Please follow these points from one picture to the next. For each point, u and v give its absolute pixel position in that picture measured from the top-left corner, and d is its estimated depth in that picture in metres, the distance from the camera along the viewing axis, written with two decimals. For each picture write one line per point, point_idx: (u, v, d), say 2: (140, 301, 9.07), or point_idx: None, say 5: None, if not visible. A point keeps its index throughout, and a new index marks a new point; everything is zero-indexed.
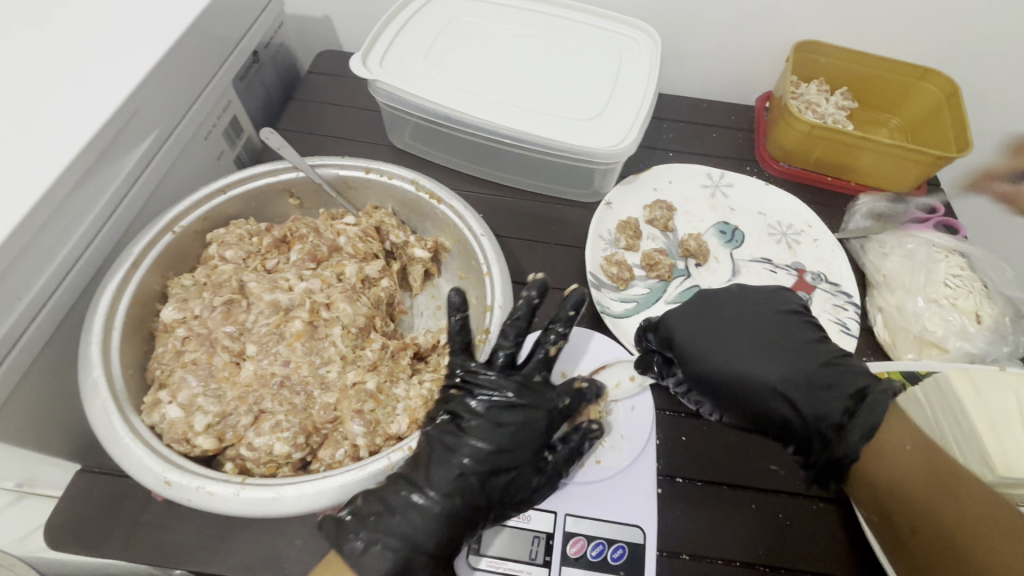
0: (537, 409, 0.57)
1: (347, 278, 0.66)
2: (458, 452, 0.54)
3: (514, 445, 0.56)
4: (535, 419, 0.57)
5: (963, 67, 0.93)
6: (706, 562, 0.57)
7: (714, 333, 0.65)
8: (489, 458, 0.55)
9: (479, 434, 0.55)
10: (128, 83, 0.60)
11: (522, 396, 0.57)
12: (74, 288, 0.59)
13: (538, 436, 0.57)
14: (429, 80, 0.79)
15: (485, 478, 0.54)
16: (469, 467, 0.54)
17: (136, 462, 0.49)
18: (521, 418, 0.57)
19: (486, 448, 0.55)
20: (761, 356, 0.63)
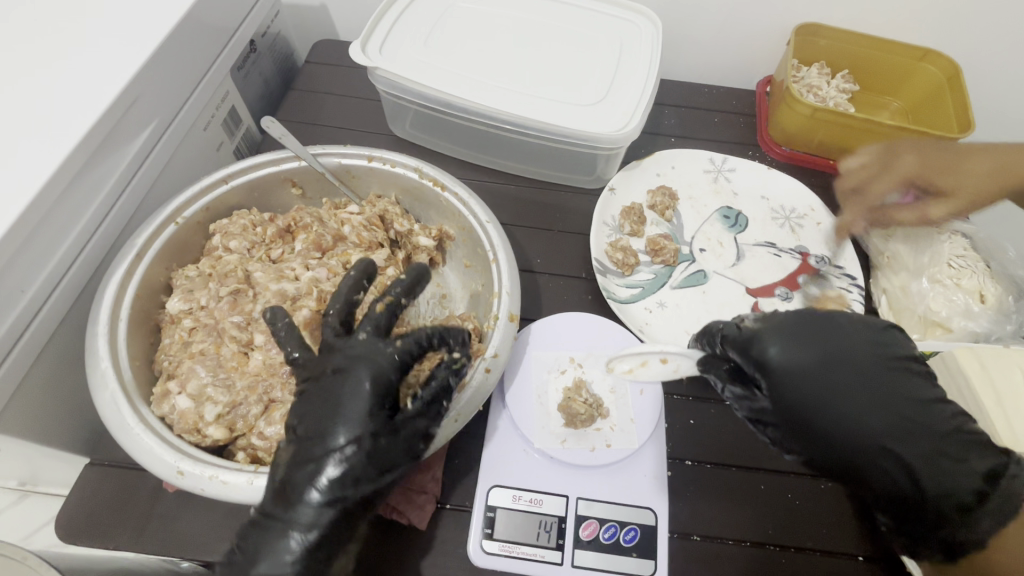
0: (357, 373, 0.50)
1: (353, 267, 0.65)
2: (317, 462, 0.47)
3: (352, 426, 0.48)
4: (362, 385, 0.49)
5: (965, 48, 0.93)
6: (717, 542, 0.58)
7: (829, 362, 0.49)
8: (347, 451, 0.47)
9: (318, 434, 0.48)
10: (127, 73, 0.59)
11: (342, 365, 0.51)
12: (78, 281, 0.58)
13: (374, 404, 0.49)
14: (431, 67, 0.78)
15: (353, 473, 0.47)
16: (330, 469, 0.47)
17: (148, 453, 0.49)
18: (356, 395, 0.49)
19: (337, 443, 0.48)
20: (871, 392, 0.49)
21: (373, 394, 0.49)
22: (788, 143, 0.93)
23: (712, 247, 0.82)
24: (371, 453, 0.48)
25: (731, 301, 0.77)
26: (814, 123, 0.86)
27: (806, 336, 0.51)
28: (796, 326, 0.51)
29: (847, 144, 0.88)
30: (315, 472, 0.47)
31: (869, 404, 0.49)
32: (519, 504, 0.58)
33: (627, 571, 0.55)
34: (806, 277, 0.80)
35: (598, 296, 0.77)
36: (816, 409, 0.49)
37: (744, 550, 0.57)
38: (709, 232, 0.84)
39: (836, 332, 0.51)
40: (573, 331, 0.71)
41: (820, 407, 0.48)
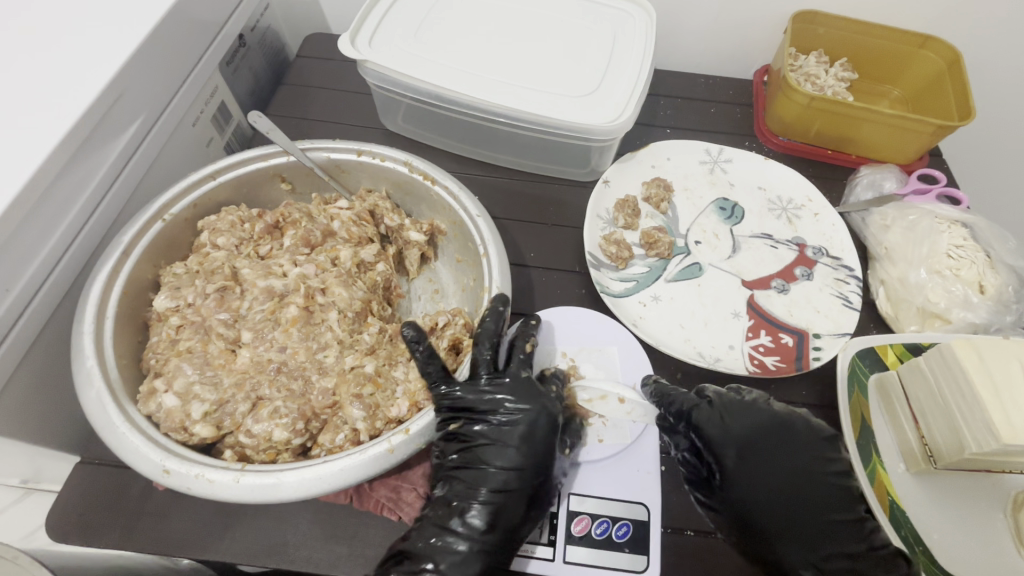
0: (531, 407, 0.56)
1: (342, 263, 0.65)
2: (481, 487, 0.53)
3: (516, 458, 0.54)
4: (540, 418, 0.56)
5: (966, 35, 0.91)
6: (711, 537, 0.57)
7: (755, 454, 0.57)
8: (510, 481, 0.53)
9: (483, 462, 0.54)
10: (110, 68, 0.58)
11: (513, 401, 0.56)
12: (64, 280, 0.58)
13: (545, 435, 0.55)
14: (421, 60, 0.77)
15: (507, 502, 0.52)
16: (490, 497, 0.53)
17: (134, 452, 0.48)
18: (525, 425, 0.55)
19: (498, 470, 0.54)
20: (781, 480, 0.56)
21: (541, 428, 0.55)
22: (785, 134, 0.91)
23: (707, 240, 0.81)
24: (528, 481, 0.53)
25: (726, 294, 0.76)
26: (811, 113, 0.85)
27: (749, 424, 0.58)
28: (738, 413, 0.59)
29: (845, 134, 0.86)
30: (480, 499, 0.53)
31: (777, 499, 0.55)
32: None
33: (620, 567, 0.54)
34: (803, 269, 0.78)
35: (592, 290, 0.76)
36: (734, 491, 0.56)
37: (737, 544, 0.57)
38: (705, 225, 0.83)
39: (766, 419, 0.58)
40: (567, 326, 0.70)
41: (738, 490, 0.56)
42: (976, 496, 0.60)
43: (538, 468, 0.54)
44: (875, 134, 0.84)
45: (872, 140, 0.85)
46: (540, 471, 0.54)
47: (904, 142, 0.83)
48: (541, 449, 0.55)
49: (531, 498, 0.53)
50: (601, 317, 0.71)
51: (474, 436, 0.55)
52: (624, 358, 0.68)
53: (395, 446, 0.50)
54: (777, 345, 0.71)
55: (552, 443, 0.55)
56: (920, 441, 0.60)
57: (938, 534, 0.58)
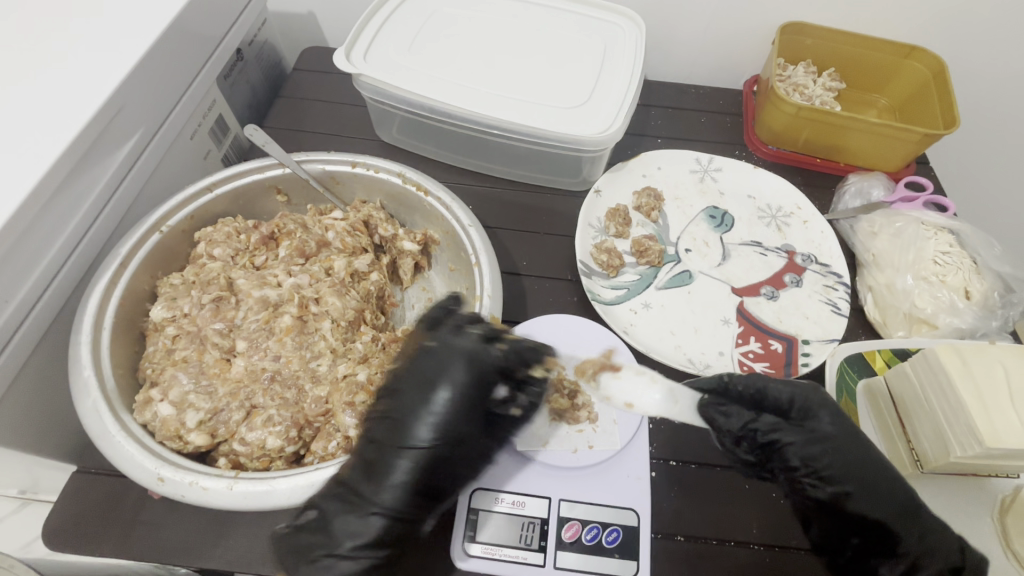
0: (451, 359, 0.56)
1: (336, 273, 0.66)
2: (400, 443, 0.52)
3: (443, 410, 0.54)
4: (460, 367, 0.55)
5: (950, 46, 0.93)
6: (701, 542, 0.58)
7: (858, 442, 0.55)
8: (431, 435, 0.53)
9: (407, 418, 0.54)
10: (111, 83, 0.60)
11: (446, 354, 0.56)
12: (63, 291, 0.59)
13: (461, 384, 0.55)
14: (415, 73, 0.78)
15: (433, 458, 0.52)
16: (405, 454, 0.52)
17: (129, 460, 0.49)
18: (454, 377, 0.55)
19: (418, 424, 0.53)
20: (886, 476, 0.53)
21: (472, 378, 0.55)
22: (774, 143, 0.93)
23: (698, 248, 0.82)
24: (452, 428, 0.53)
25: (716, 301, 0.77)
26: (799, 122, 0.87)
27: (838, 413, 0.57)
28: (828, 402, 0.57)
29: (832, 142, 0.88)
30: (402, 456, 0.52)
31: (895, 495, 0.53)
32: (501, 507, 0.58)
33: (610, 572, 0.55)
34: (791, 276, 0.79)
35: (584, 298, 0.77)
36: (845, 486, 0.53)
37: (726, 548, 0.57)
38: (695, 233, 0.84)
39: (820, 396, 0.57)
40: (559, 332, 0.71)
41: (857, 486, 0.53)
42: (964, 500, 0.61)
43: (452, 414, 0.54)
44: (862, 143, 0.85)
45: (858, 148, 0.87)
46: (463, 418, 0.54)
47: (890, 150, 0.85)
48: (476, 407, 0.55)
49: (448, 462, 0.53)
50: (588, 324, 0.71)
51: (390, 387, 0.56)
52: (615, 364, 0.68)
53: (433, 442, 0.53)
54: (766, 351, 0.72)
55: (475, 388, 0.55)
56: (908, 447, 0.61)
57: None
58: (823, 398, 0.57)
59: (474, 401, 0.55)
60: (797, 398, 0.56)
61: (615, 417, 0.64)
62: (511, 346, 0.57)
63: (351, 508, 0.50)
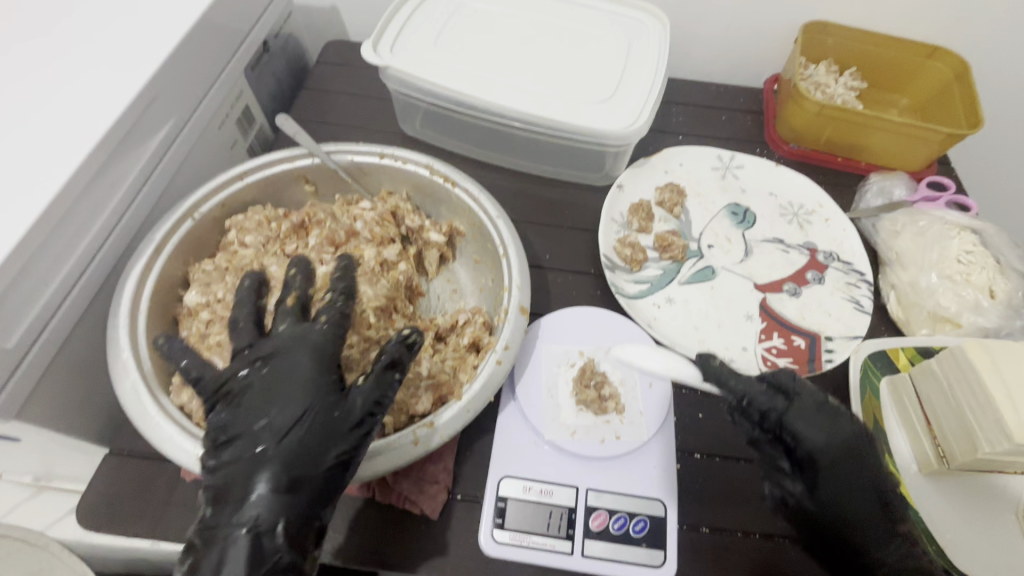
0: (290, 357, 0.51)
1: (366, 262, 0.66)
2: (250, 449, 0.47)
3: (277, 406, 0.49)
4: (295, 365, 0.50)
5: (973, 47, 0.93)
6: (727, 534, 0.58)
7: (844, 459, 0.54)
8: (275, 436, 0.47)
9: (249, 419, 0.49)
10: (147, 71, 0.61)
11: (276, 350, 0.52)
12: (99, 275, 0.60)
13: (297, 385, 0.49)
14: (442, 66, 0.79)
15: (287, 461, 0.47)
16: (267, 457, 0.47)
17: (168, 440, 0.50)
18: (278, 372, 0.50)
19: (262, 427, 0.48)
20: (870, 480, 0.54)
21: (309, 370, 0.50)
22: (795, 141, 0.93)
23: (720, 243, 0.83)
24: (293, 432, 0.47)
25: (739, 297, 0.77)
26: (821, 120, 0.87)
27: (827, 426, 0.55)
28: (817, 415, 0.56)
29: (855, 141, 0.88)
30: (257, 468, 0.46)
31: (872, 501, 0.53)
32: (529, 495, 0.59)
33: (637, 561, 0.55)
34: (814, 273, 0.80)
35: (607, 292, 0.77)
36: (828, 500, 0.54)
37: (752, 540, 0.58)
38: (718, 229, 0.84)
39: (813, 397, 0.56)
40: (585, 325, 0.71)
41: (834, 499, 0.54)
42: (989, 497, 0.61)
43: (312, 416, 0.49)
44: (885, 142, 0.86)
45: (880, 148, 0.87)
46: (310, 420, 0.48)
47: (913, 149, 0.85)
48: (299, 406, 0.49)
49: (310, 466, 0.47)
50: (614, 316, 0.72)
51: (246, 384, 0.50)
52: None
53: (421, 438, 0.52)
54: (789, 347, 0.73)
55: (318, 389, 0.50)
56: (933, 443, 0.61)
57: (952, 533, 0.59)
58: (800, 411, 0.56)
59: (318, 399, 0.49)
60: (784, 413, 0.56)
61: (642, 407, 0.64)
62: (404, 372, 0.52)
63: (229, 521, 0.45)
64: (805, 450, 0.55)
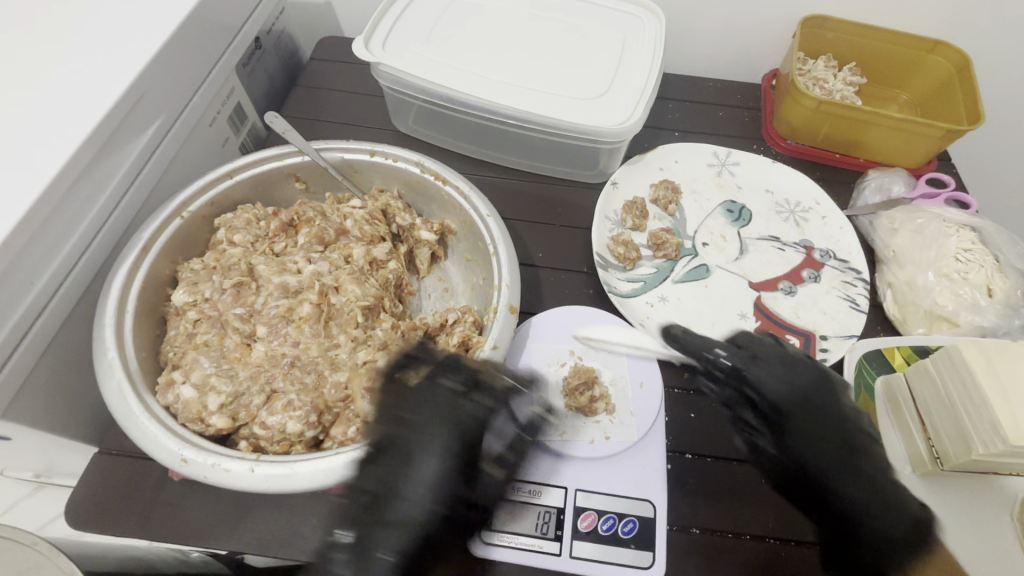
0: (437, 432, 0.54)
1: (354, 261, 0.66)
2: (384, 515, 0.51)
3: (414, 456, 0.52)
4: (450, 444, 0.54)
5: (975, 41, 0.92)
6: (716, 535, 0.58)
7: (802, 414, 0.57)
8: (413, 506, 0.51)
9: (384, 484, 0.52)
10: (134, 69, 0.60)
11: (420, 421, 0.55)
12: (86, 274, 0.59)
13: (447, 459, 0.53)
14: (433, 62, 0.78)
15: (425, 530, 0.51)
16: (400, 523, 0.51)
17: (152, 440, 0.50)
18: (436, 449, 0.53)
19: (401, 498, 0.51)
20: (817, 440, 0.56)
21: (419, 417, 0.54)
22: (793, 137, 0.92)
23: (715, 242, 0.82)
24: (430, 504, 0.52)
25: (733, 295, 0.77)
26: (818, 116, 0.86)
27: (783, 375, 0.59)
28: (775, 365, 0.60)
29: (853, 138, 0.87)
30: (389, 531, 0.50)
31: (840, 450, 0.55)
32: (518, 495, 0.58)
33: (625, 563, 0.55)
34: (810, 271, 0.79)
35: (600, 290, 0.77)
36: (795, 448, 0.56)
37: (744, 542, 0.57)
38: (713, 226, 0.84)
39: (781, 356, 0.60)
40: (577, 324, 0.71)
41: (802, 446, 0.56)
42: (982, 498, 0.60)
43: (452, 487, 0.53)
44: (883, 138, 0.84)
45: (879, 144, 0.86)
46: (448, 495, 0.53)
47: (912, 146, 0.84)
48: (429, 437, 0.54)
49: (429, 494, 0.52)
50: (606, 317, 0.72)
51: (400, 455, 0.53)
52: (633, 357, 0.68)
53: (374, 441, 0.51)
54: (783, 346, 0.72)
55: (460, 465, 0.53)
56: (927, 444, 0.60)
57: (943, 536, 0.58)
58: (760, 363, 0.60)
59: (457, 477, 0.53)
60: (744, 369, 0.60)
61: (632, 408, 0.64)
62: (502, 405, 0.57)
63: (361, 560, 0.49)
64: (768, 401, 0.58)
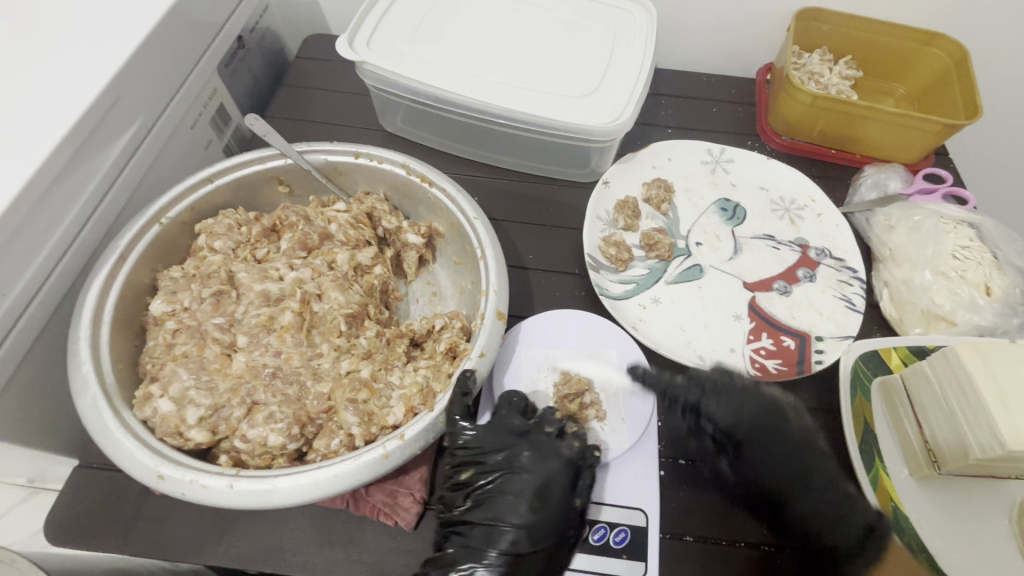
0: (549, 466, 0.55)
1: (338, 266, 0.64)
2: (492, 547, 0.52)
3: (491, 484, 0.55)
4: (557, 478, 0.55)
5: (973, 33, 0.90)
6: (710, 543, 0.57)
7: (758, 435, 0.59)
8: (523, 541, 0.52)
9: (493, 518, 0.53)
10: (106, 71, 0.58)
11: (532, 454, 0.56)
12: (62, 284, 0.58)
13: (561, 495, 0.54)
14: (419, 61, 0.76)
15: (519, 563, 0.52)
16: (501, 557, 0.52)
17: (128, 457, 0.48)
18: (539, 482, 0.54)
19: (511, 529, 0.53)
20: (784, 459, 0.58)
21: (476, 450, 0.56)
22: (788, 133, 0.90)
23: (708, 241, 0.80)
24: (550, 537, 0.53)
25: (727, 296, 0.75)
26: (813, 112, 0.84)
27: (733, 402, 0.60)
28: (725, 392, 0.60)
29: (849, 133, 0.85)
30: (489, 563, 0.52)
31: (794, 468, 0.58)
32: None
33: (617, 572, 0.54)
34: (805, 270, 0.77)
35: (592, 293, 0.75)
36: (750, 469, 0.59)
37: (733, 551, 0.56)
38: (706, 225, 0.82)
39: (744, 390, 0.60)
40: (567, 328, 0.69)
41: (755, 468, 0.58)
42: (981, 501, 0.59)
43: (570, 515, 0.54)
44: (879, 133, 0.83)
45: (875, 139, 0.84)
46: (559, 527, 0.53)
47: (909, 141, 0.82)
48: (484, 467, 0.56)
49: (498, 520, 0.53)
50: (595, 319, 0.70)
51: (490, 491, 0.55)
52: (625, 361, 0.67)
53: (390, 451, 0.49)
54: (778, 348, 0.70)
55: (569, 497, 0.54)
56: (921, 442, 0.60)
57: (940, 540, 0.57)
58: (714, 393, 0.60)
59: (570, 508, 0.54)
60: (700, 402, 0.60)
61: (624, 414, 0.63)
62: (583, 442, 0.57)
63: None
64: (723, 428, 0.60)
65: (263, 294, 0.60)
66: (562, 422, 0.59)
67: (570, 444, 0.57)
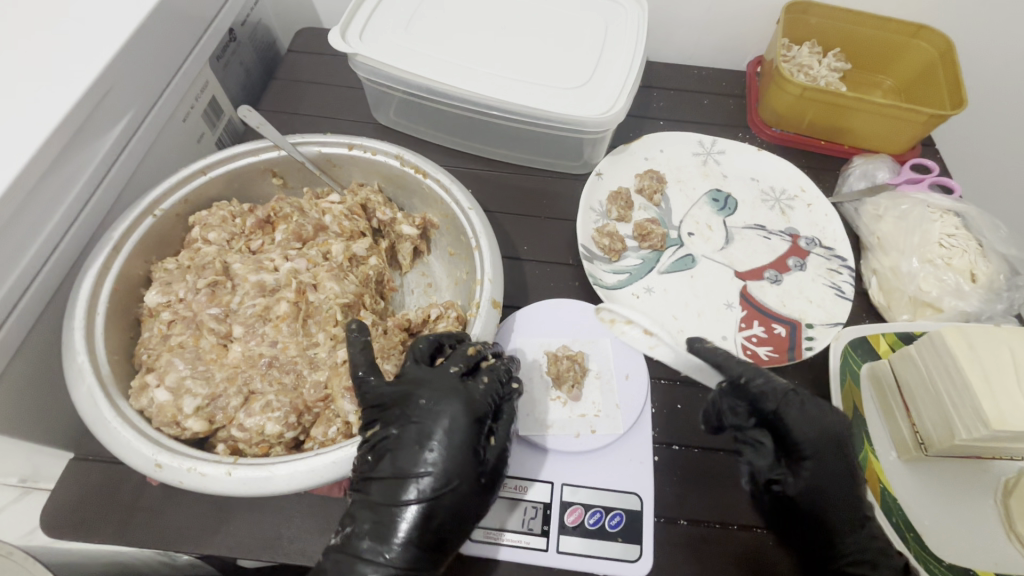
0: (447, 409, 0.51)
1: (334, 257, 0.64)
2: (400, 500, 0.48)
3: (410, 439, 0.50)
4: (458, 421, 0.51)
5: (958, 26, 0.91)
6: (705, 527, 0.57)
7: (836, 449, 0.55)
8: (432, 486, 0.48)
9: (397, 469, 0.49)
10: (97, 62, 0.57)
11: (430, 398, 0.51)
12: (54, 277, 0.58)
13: (467, 434, 0.50)
14: (411, 53, 0.76)
15: (432, 513, 0.48)
16: (415, 501, 0.48)
17: (125, 446, 0.49)
18: (445, 430, 0.50)
19: (418, 478, 0.48)
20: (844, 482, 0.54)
21: (403, 395, 0.52)
22: (779, 124, 0.91)
23: (700, 231, 0.81)
24: (458, 480, 0.49)
25: (719, 284, 0.76)
26: (803, 103, 0.85)
27: (819, 423, 0.56)
28: (811, 410, 0.56)
29: (838, 124, 0.86)
30: (400, 515, 0.48)
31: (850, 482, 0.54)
32: (504, 491, 0.59)
33: (612, 555, 0.55)
34: (796, 259, 0.78)
35: (586, 283, 0.76)
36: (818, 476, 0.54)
37: (726, 531, 0.57)
38: (698, 216, 0.83)
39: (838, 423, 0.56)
40: (560, 317, 0.71)
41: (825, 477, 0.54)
42: (969, 482, 0.61)
43: (479, 457, 0.51)
44: (868, 124, 0.84)
45: (864, 130, 0.85)
46: (470, 470, 0.50)
47: (897, 132, 0.83)
48: (401, 419, 0.51)
49: (414, 470, 0.49)
50: (589, 309, 0.72)
51: (392, 441, 0.50)
52: (617, 348, 0.69)
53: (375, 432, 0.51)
54: (769, 335, 0.71)
55: (476, 441, 0.51)
56: (912, 431, 0.60)
57: (928, 521, 0.58)
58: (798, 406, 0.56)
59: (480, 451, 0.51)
60: (779, 410, 0.56)
61: (618, 401, 0.64)
62: (494, 377, 0.55)
63: (376, 534, 0.48)
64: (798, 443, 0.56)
65: (258, 285, 0.60)
66: (473, 359, 0.55)
67: (479, 382, 0.54)
